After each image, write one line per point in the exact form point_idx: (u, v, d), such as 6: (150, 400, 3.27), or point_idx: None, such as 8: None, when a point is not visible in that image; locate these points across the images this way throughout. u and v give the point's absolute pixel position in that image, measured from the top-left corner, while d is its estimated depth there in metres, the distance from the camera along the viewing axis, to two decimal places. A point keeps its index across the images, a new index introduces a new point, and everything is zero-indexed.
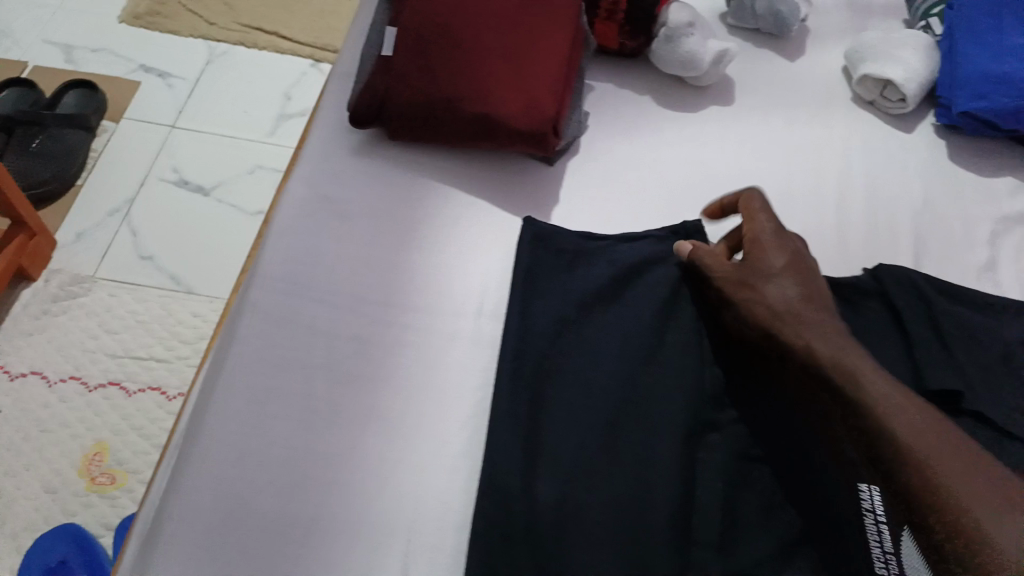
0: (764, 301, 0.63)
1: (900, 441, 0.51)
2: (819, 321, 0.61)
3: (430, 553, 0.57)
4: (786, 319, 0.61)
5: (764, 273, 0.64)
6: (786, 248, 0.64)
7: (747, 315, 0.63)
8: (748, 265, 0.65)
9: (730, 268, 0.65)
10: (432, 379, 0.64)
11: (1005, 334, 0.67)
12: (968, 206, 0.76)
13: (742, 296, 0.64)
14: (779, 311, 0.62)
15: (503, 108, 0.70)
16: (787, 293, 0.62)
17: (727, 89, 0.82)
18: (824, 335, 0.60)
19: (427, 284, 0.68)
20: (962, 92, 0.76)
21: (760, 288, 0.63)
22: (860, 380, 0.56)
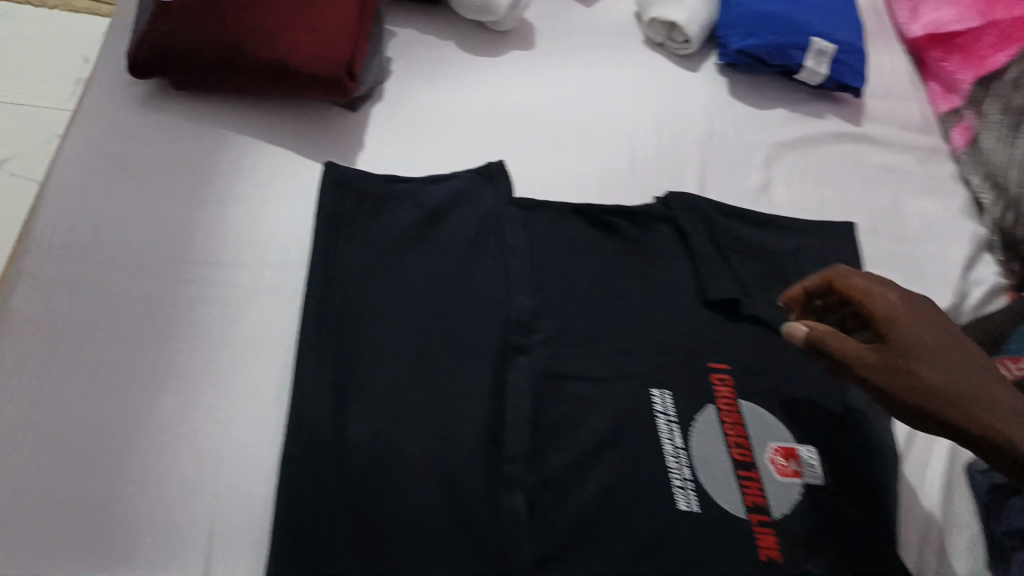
0: (943, 391, 0.52)
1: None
2: (1004, 408, 0.51)
3: (239, 499, 0.58)
4: (969, 417, 0.51)
5: (932, 349, 0.53)
6: (928, 315, 0.55)
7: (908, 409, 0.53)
8: (922, 356, 0.53)
9: (875, 362, 0.54)
10: (235, 333, 0.64)
11: (772, 247, 0.76)
12: (746, 135, 0.84)
13: (894, 390, 0.53)
14: (975, 398, 0.52)
15: (292, 54, 0.69)
16: (955, 374, 0.52)
17: (528, 34, 0.85)
18: (1004, 421, 0.51)
19: (226, 240, 0.67)
20: (736, 31, 0.84)
21: (927, 381, 0.52)
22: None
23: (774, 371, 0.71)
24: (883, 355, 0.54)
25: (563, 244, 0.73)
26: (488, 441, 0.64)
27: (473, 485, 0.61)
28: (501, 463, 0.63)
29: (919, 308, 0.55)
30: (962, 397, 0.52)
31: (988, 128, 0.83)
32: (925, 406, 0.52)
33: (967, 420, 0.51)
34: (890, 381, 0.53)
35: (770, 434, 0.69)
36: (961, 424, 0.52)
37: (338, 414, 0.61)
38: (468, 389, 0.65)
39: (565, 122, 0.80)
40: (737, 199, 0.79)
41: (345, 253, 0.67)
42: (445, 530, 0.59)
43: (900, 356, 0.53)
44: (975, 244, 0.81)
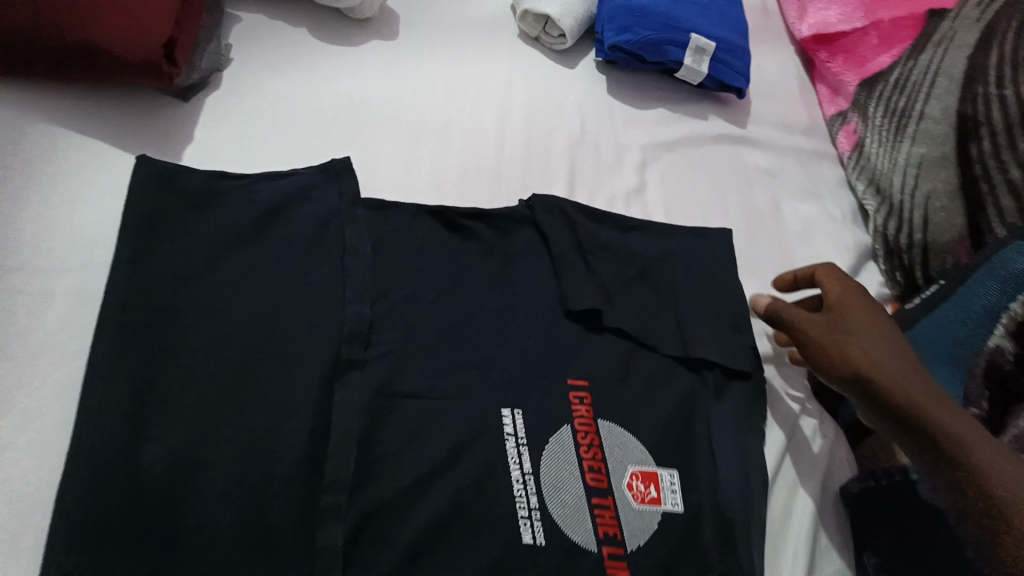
0: (862, 348, 0.57)
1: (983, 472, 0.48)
2: (913, 375, 0.55)
3: (1, 544, 0.50)
4: (874, 369, 0.56)
5: (863, 322, 0.59)
6: (876, 308, 0.61)
7: (830, 362, 0.58)
8: (855, 320, 0.59)
9: (816, 321, 0.61)
10: (13, 346, 0.56)
11: (640, 254, 0.71)
12: (622, 134, 0.79)
13: (823, 342, 0.59)
14: (884, 358, 0.56)
15: (96, 30, 0.61)
16: (875, 339, 0.58)
17: (390, 23, 0.79)
18: (905, 381, 0.55)
19: (14, 238, 0.59)
20: (611, 25, 0.78)
21: (850, 338, 0.58)
22: (949, 418, 0.52)
23: (638, 386, 0.65)
24: (824, 317, 0.61)
25: (410, 250, 0.67)
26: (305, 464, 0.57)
27: (281, 514, 0.54)
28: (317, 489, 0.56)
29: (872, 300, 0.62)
30: (874, 356, 0.56)
31: (871, 133, 0.79)
32: (843, 357, 0.57)
33: (874, 372, 0.56)
34: (823, 336, 0.60)
35: (629, 457, 0.62)
36: (866, 374, 0.56)
37: (126, 433, 0.53)
38: (288, 405, 0.58)
39: (425, 117, 0.74)
40: (607, 204, 0.74)
41: (153, 256, 0.60)
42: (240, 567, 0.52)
43: (837, 318, 0.60)
44: (858, 252, 0.77)
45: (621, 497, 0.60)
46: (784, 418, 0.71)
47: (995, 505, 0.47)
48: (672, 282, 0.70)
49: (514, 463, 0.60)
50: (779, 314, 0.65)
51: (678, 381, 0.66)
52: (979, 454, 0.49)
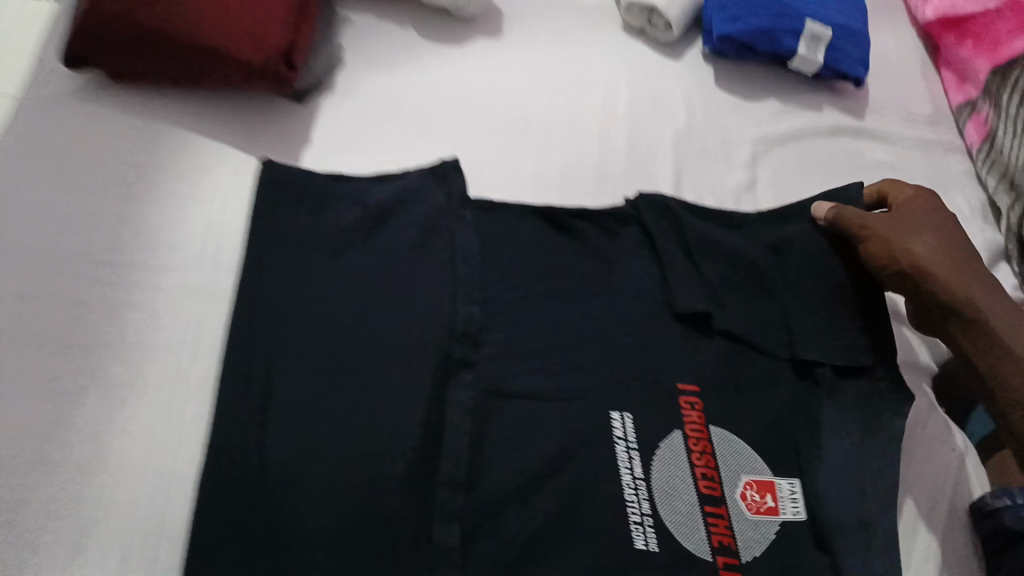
0: (924, 249, 0.62)
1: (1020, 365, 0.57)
2: (966, 276, 0.61)
3: (155, 525, 0.53)
4: (932, 269, 0.61)
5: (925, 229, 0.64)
6: (936, 215, 0.65)
7: (886, 257, 0.62)
8: (918, 226, 0.64)
9: (880, 216, 0.65)
10: (159, 341, 0.60)
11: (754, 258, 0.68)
12: (731, 129, 0.76)
13: (887, 237, 0.63)
14: (940, 260, 0.62)
15: (226, 44, 0.64)
16: (934, 242, 0.63)
17: (493, 20, 0.79)
18: (959, 283, 0.61)
19: (158, 241, 0.64)
20: (719, 15, 0.75)
21: (915, 241, 0.63)
22: (996, 319, 0.59)
23: (752, 392, 0.63)
24: (887, 215, 0.65)
25: (518, 249, 0.67)
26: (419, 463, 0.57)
27: (395, 510, 0.55)
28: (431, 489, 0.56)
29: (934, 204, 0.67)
30: (934, 257, 0.62)
31: (1004, 124, 0.74)
32: (905, 254, 0.62)
33: (932, 270, 0.61)
34: (888, 231, 0.63)
35: (743, 465, 0.60)
36: (925, 271, 0.61)
37: (255, 431, 0.55)
38: (402, 403, 0.58)
39: (529, 114, 0.74)
40: (715, 203, 0.71)
41: (273, 258, 0.62)
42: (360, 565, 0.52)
43: (902, 217, 0.65)
44: (988, 252, 0.72)
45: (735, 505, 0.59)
46: (904, 434, 0.68)
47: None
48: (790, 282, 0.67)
49: (625, 468, 0.59)
50: (847, 217, 0.65)
51: (792, 386, 0.64)
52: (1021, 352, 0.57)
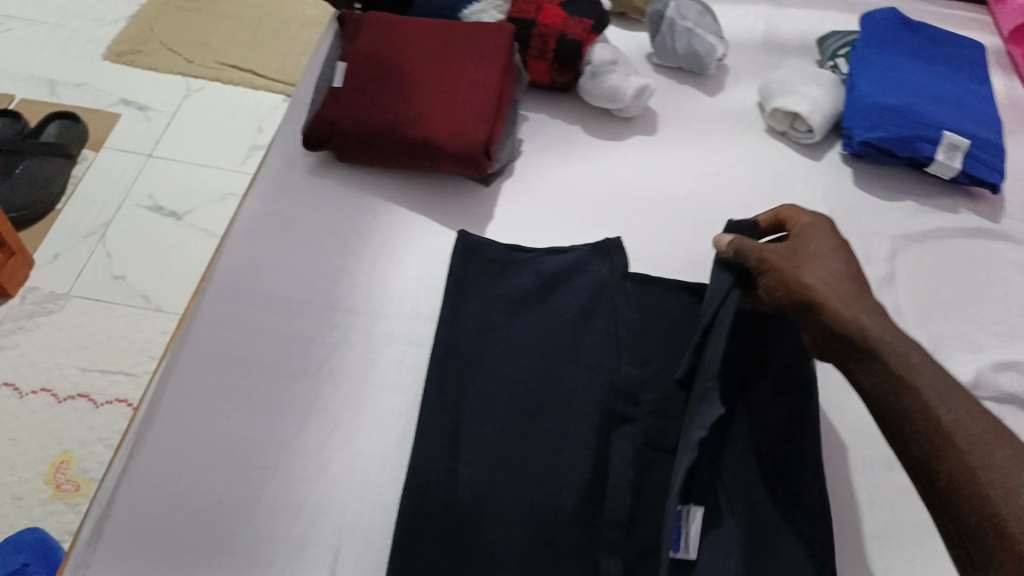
0: (819, 276, 0.56)
1: (929, 405, 0.47)
2: (866, 304, 0.53)
3: (363, 532, 0.62)
4: (835, 296, 0.54)
5: (817, 256, 0.57)
6: (832, 239, 0.59)
7: (783, 287, 0.57)
8: (807, 254, 0.58)
9: (780, 245, 0.59)
10: (369, 376, 0.70)
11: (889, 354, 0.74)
12: (869, 225, 0.83)
13: (783, 267, 0.57)
14: (835, 288, 0.55)
15: (439, 134, 0.77)
16: (838, 269, 0.56)
17: (650, 120, 0.90)
18: (872, 315, 0.53)
19: (368, 292, 0.75)
20: (861, 122, 0.83)
21: (807, 267, 0.57)
22: (906, 354, 0.50)
23: (896, 470, 0.68)
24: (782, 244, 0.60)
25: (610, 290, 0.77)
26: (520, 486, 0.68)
27: (568, 539, 0.62)
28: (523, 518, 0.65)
29: (818, 228, 0.61)
30: (828, 283, 0.55)
31: None
32: (796, 282, 0.56)
33: (844, 301, 0.54)
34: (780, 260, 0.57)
35: (891, 539, 0.64)
36: (818, 297, 0.54)
37: (449, 459, 0.64)
38: (573, 447, 0.66)
39: (682, 201, 0.83)
40: None
41: (456, 315, 0.72)
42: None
43: (799, 245, 0.59)
44: None
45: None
46: None
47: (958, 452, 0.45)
48: None
49: None
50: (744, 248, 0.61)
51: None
52: (931, 388, 0.48)
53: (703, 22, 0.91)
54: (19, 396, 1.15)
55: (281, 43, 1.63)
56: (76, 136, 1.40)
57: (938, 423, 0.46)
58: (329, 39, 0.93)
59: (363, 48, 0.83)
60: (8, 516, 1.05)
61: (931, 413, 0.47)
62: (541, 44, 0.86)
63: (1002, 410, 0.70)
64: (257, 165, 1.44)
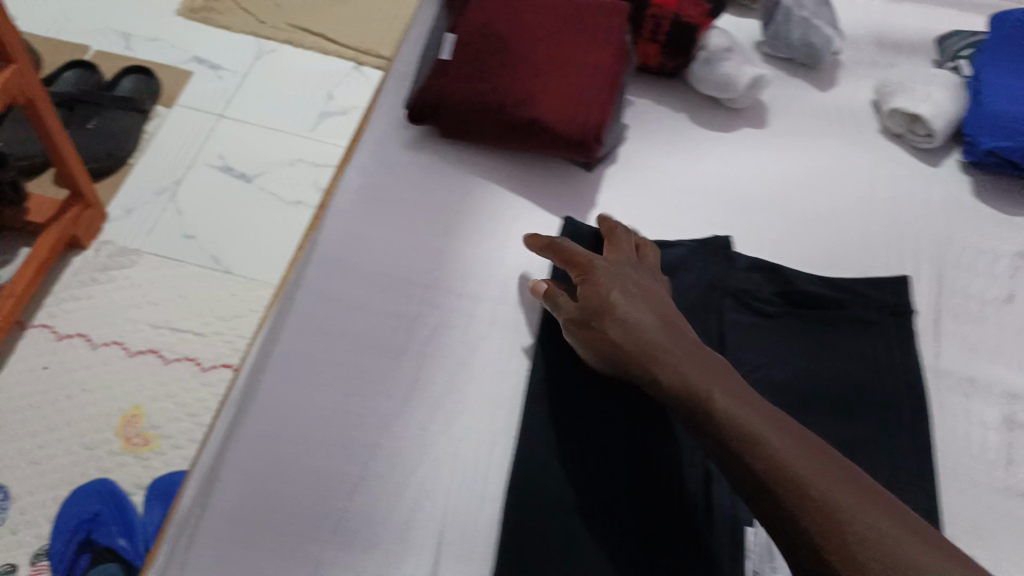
0: (629, 324, 0.58)
1: (766, 453, 0.48)
2: (681, 346, 0.56)
3: (464, 518, 0.62)
4: (652, 346, 0.57)
5: (608, 312, 0.60)
6: (617, 280, 0.62)
7: (608, 339, 0.59)
8: (604, 303, 0.60)
9: (577, 310, 0.62)
10: (471, 360, 0.69)
11: (1006, 375, 0.71)
12: (988, 236, 0.80)
13: (597, 338, 0.60)
14: (636, 342, 0.57)
15: (551, 116, 0.75)
16: (634, 319, 0.59)
17: (760, 112, 0.87)
18: (686, 359, 0.56)
19: (470, 274, 0.74)
20: (987, 130, 0.79)
21: (609, 330, 0.59)
22: (724, 402, 0.52)
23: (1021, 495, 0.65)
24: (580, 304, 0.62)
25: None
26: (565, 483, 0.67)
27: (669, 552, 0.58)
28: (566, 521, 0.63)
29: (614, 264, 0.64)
30: (624, 343, 0.58)
31: None
32: (609, 351, 0.59)
33: (663, 353, 0.56)
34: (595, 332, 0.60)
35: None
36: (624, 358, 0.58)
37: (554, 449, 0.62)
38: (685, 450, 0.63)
39: (790, 200, 0.81)
40: (974, 308, 0.75)
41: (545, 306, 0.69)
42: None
43: (591, 299, 0.61)
44: None
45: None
46: None
47: (765, 458, 0.48)
48: None
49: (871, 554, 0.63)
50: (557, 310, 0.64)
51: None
52: (773, 440, 0.49)
53: (821, 13, 0.88)
54: (90, 347, 1.17)
55: (357, 9, 1.62)
56: (151, 91, 1.40)
57: (781, 476, 0.47)
58: (433, 9, 0.91)
59: (473, 20, 0.80)
60: (81, 464, 1.06)
61: (769, 456, 0.48)
62: (654, 26, 0.83)
63: None
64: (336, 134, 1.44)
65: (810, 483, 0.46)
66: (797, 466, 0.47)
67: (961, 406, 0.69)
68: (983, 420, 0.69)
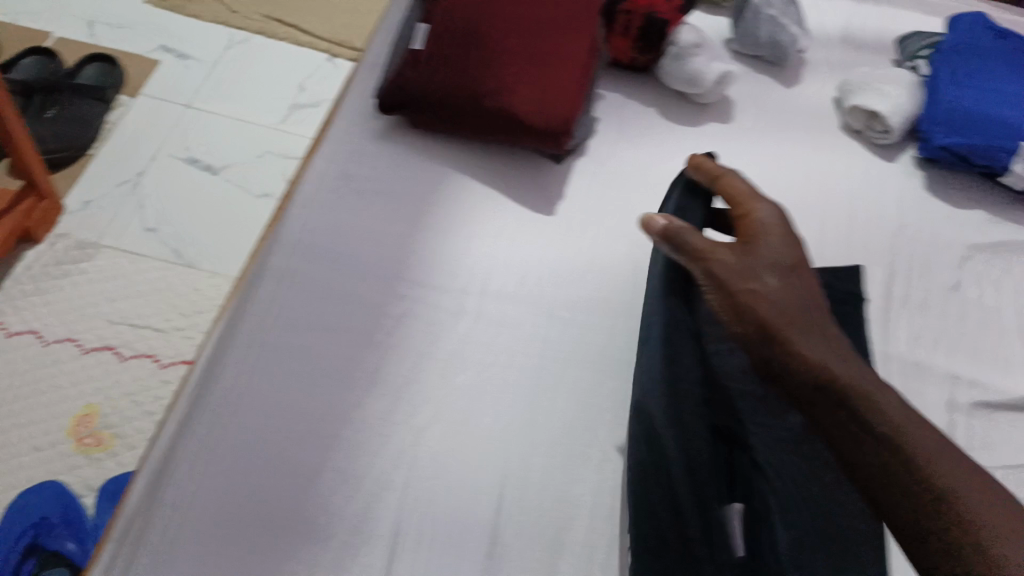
0: (777, 303, 0.51)
1: (917, 458, 0.44)
2: (818, 324, 0.52)
3: (422, 509, 0.63)
4: (796, 319, 0.51)
5: (762, 267, 0.53)
6: (790, 238, 0.56)
7: (735, 316, 0.52)
8: (766, 258, 0.54)
9: (728, 254, 0.54)
10: (436, 351, 0.70)
11: (954, 365, 0.74)
12: (939, 231, 0.82)
13: (740, 290, 0.52)
14: (779, 308, 0.51)
15: (522, 108, 0.75)
16: (777, 285, 0.52)
17: (727, 107, 0.88)
18: (820, 341, 0.50)
19: (436, 265, 0.74)
20: (941, 127, 0.83)
21: (750, 287, 0.52)
22: (884, 397, 0.47)
23: None
24: (737, 250, 0.54)
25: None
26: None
27: (743, 544, 0.53)
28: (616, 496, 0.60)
29: (776, 230, 0.56)
30: (778, 311, 0.51)
31: None
32: (749, 309, 0.51)
33: (791, 329, 0.50)
34: (736, 280, 0.52)
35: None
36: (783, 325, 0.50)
37: (641, 417, 0.58)
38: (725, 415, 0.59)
39: None
40: (924, 299, 0.77)
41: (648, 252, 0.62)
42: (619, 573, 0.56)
43: (752, 252, 0.54)
44: None
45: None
46: None
47: (903, 456, 0.44)
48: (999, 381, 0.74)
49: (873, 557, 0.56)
50: (674, 243, 0.56)
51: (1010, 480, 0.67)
52: (926, 446, 0.44)
53: (789, 11, 0.89)
54: (43, 344, 1.13)
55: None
56: (113, 80, 1.37)
57: (938, 482, 0.42)
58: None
59: (448, 9, 0.79)
60: (30, 465, 1.03)
61: (914, 454, 0.44)
62: (625, 20, 0.83)
63: None
64: (304, 126, 1.42)
65: (954, 495, 0.42)
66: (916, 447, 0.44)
67: (909, 394, 0.71)
68: (931, 407, 0.71)
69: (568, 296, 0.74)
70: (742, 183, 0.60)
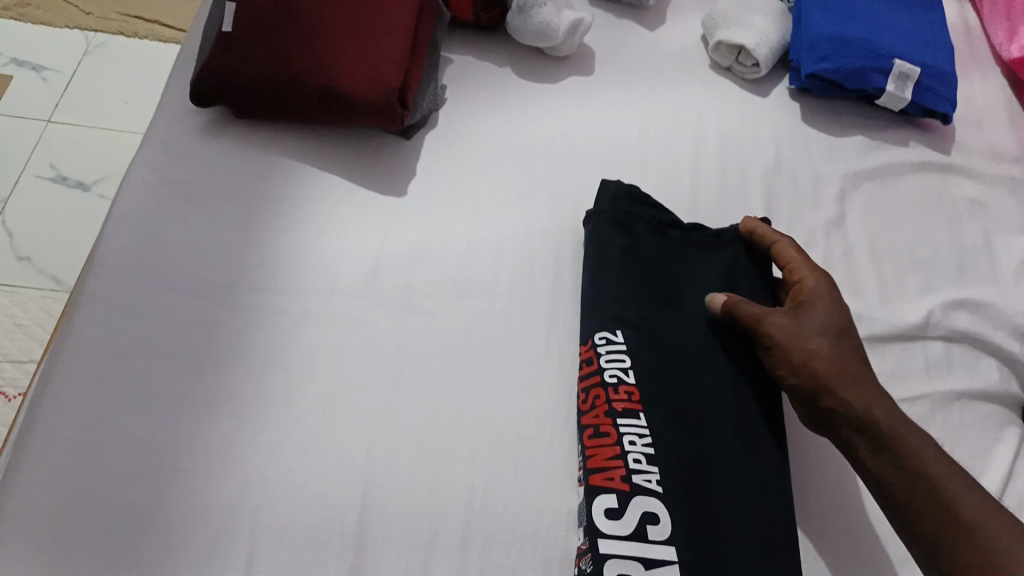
0: (828, 357, 0.54)
1: (956, 494, 0.47)
2: (868, 376, 0.54)
3: (277, 535, 0.56)
4: (844, 373, 0.54)
5: (825, 327, 0.56)
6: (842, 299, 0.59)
7: (789, 370, 0.55)
8: (831, 317, 0.57)
9: (784, 318, 0.57)
10: (282, 358, 0.64)
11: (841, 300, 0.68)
12: (817, 161, 0.78)
13: (791, 353, 0.55)
14: (839, 364, 0.54)
15: (349, 83, 0.69)
16: (843, 343, 0.55)
17: (587, 59, 0.84)
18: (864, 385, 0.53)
19: (278, 266, 0.68)
20: (809, 54, 0.78)
21: (815, 345, 0.55)
22: (915, 435, 0.51)
23: None
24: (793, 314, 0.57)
25: (518, 244, 0.71)
26: (597, 443, 0.55)
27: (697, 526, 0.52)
28: (645, 490, 0.52)
29: (830, 297, 0.58)
30: (835, 365, 0.54)
31: None
32: (804, 367, 0.54)
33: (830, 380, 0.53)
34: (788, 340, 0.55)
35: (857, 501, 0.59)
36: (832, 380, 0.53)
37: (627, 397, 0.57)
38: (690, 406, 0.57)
39: (622, 147, 0.77)
40: (808, 235, 0.72)
41: (746, 288, 0.63)
42: (645, 572, 0.50)
43: (815, 313, 0.57)
44: None
45: (849, 539, 0.57)
46: None
47: (935, 493, 0.48)
48: (879, 315, 0.67)
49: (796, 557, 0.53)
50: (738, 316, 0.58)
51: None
52: (946, 481, 0.48)
53: None
54: None
55: None
56: None
57: (955, 511, 0.47)
58: None
59: None
60: None
61: (955, 490, 0.48)
62: None
63: (951, 349, 0.66)
64: None
65: (979, 524, 0.46)
66: (929, 467, 0.49)
67: None
68: None
69: (423, 282, 0.68)
70: (795, 249, 0.62)
